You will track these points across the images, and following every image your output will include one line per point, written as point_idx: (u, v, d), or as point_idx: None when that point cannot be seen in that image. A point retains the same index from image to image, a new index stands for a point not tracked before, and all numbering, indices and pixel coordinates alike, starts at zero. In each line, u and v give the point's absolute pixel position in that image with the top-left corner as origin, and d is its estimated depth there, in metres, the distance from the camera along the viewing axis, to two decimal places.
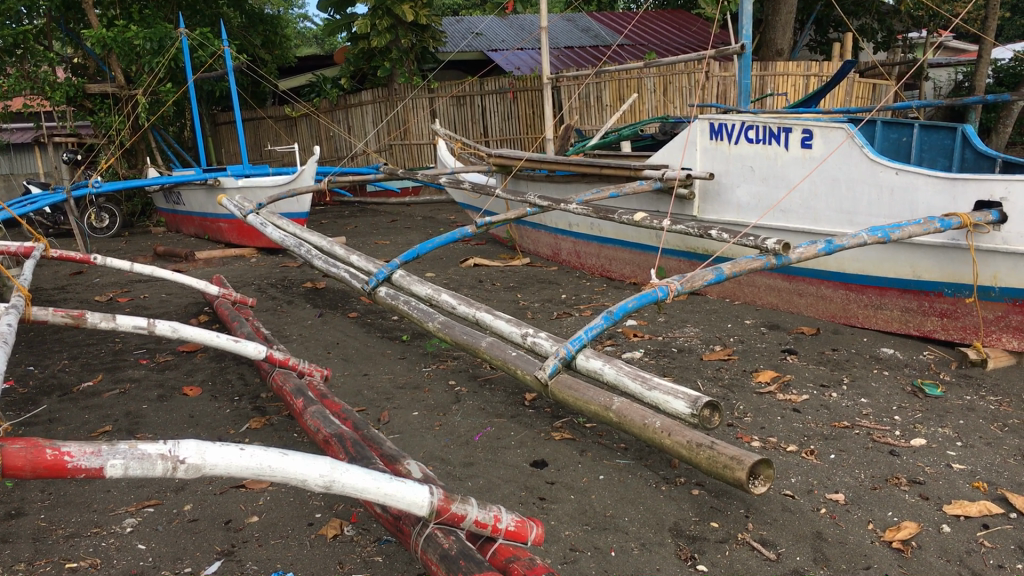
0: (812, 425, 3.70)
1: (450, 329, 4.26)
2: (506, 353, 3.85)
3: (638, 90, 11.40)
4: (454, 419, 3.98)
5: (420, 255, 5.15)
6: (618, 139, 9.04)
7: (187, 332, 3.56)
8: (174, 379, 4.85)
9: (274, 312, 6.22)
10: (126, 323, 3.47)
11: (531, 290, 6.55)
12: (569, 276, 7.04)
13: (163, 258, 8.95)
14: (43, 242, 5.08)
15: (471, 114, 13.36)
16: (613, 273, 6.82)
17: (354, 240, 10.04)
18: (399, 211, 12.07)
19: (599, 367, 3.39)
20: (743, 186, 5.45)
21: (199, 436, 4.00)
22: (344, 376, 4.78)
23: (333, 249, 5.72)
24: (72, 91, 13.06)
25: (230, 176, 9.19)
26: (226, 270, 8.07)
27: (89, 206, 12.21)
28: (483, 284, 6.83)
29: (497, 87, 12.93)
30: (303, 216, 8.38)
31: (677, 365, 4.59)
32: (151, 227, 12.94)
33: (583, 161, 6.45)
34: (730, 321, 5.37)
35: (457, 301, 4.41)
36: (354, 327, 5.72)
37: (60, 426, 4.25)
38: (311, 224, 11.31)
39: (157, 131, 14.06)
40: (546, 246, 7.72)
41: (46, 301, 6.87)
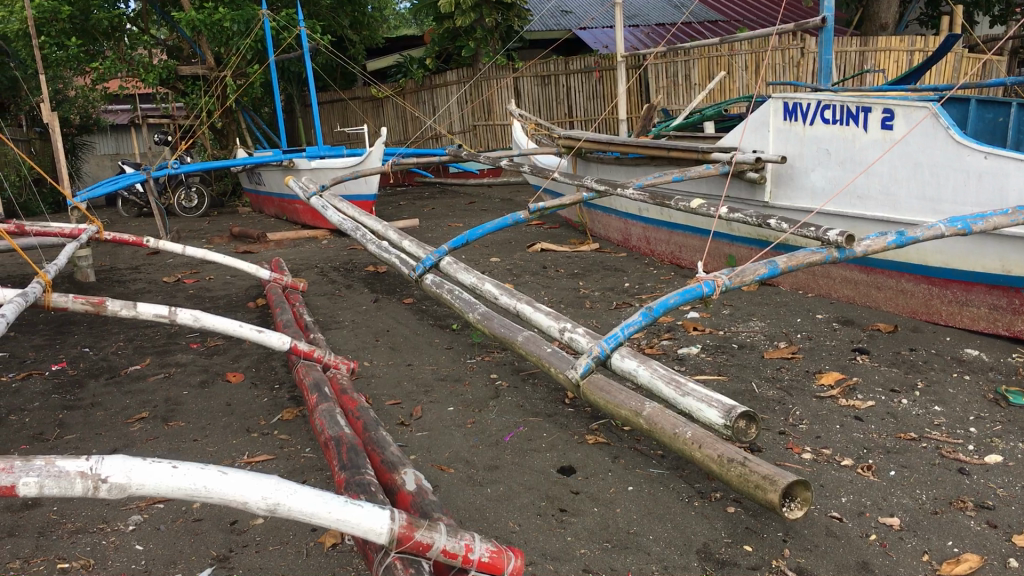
0: (874, 436, 3.36)
1: (489, 321, 4.05)
2: (541, 350, 3.62)
3: (727, 68, 10.90)
4: (487, 418, 3.78)
5: (470, 242, 4.96)
6: (701, 120, 8.64)
7: (210, 321, 3.42)
8: (219, 364, 4.76)
9: (331, 297, 6.11)
10: (146, 311, 3.36)
11: (595, 277, 6.28)
12: (638, 263, 6.75)
13: (238, 239, 8.96)
14: (97, 224, 5.07)
15: (556, 94, 12.83)
16: (683, 261, 6.50)
17: (429, 221, 9.90)
18: (479, 192, 11.89)
19: (634, 368, 3.15)
20: (819, 170, 5.07)
21: (229, 426, 3.89)
22: (387, 367, 4.63)
23: (387, 233, 5.59)
24: (165, 72, 13.27)
25: (305, 157, 9.17)
26: (295, 252, 8.02)
27: (178, 186, 12.42)
28: (548, 269, 6.59)
29: (582, 66, 12.36)
30: (371, 197, 8.31)
31: (735, 363, 4.28)
32: (237, 207, 13.10)
33: (652, 143, 6.15)
34: (801, 315, 5.01)
35: (499, 291, 4.21)
36: (407, 314, 5.57)
37: (98, 411, 4.20)
38: (389, 205, 11.23)
39: (246, 112, 14.22)
40: (616, 231, 7.44)
41: (115, 280, 6.91)
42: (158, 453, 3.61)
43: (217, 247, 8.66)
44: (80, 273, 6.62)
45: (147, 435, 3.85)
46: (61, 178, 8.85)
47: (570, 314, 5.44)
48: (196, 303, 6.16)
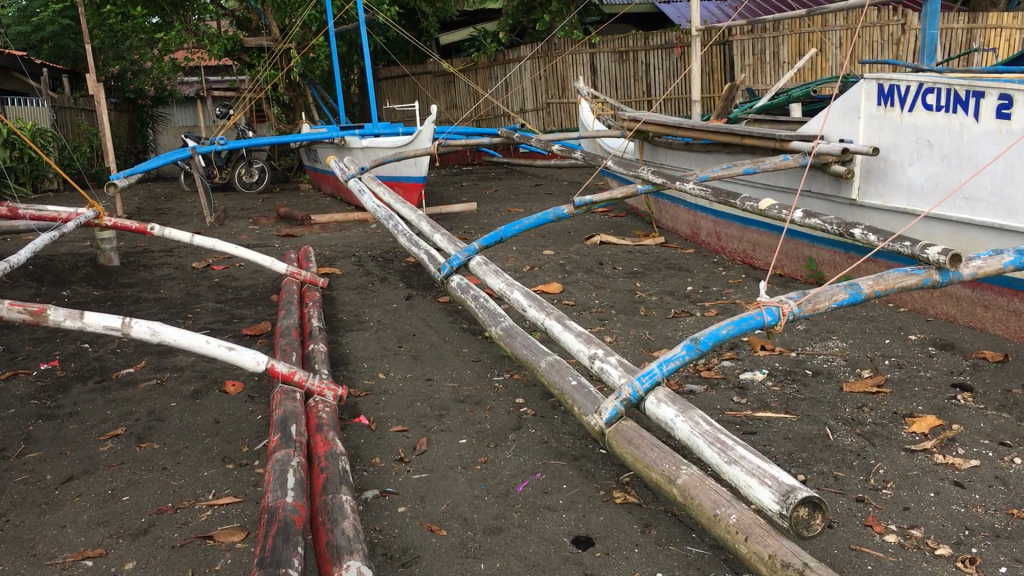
0: (978, 511, 2.65)
1: (512, 338, 3.44)
2: (564, 382, 2.99)
3: (820, 45, 9.94)
4: (502, 456, 3.17)
5: (504, 239, 4.37)
6: (787, 101, 7.78)
7: (170, 335, 2.91)
8: (220, 371, 4.26)
9: (361, 292, 5.57)
10: (95, 323, 2.86)
11: (655, 278, 5.59)
12: (706, 261, 6.04)
13: (285, 221, 8.51)
14: (98, 210, 4.68)
15: (634, 71, 11.93)
16: (757, 261, 5.77)
17: (488, 205, 9.29)
18: (546, 173, 11.22)
19: (671, 419, 2.50)
20: (917, 164, 4.30)
21: (207, 452, 3.37)
22: (403, 381, 4.06)
23: (420, 225, 5.01)
24: (230, 44, 12.83)
25: (358, 135, 8.66)
26: (339, 236, 7.51)
27: (239, 161, 12.05)
28: (603, 266, 5.93)
29: (663, 42, 11.43)
30: (420, 180, 7.76)
31: (808, 397, 3.57)
32: (299, 184, 12.70)
33: (724, 128, 5.43)
34: (889, 335, 4.26)
35: (528, 302, 3.60)
36: (439, 315, 4.99)
37: (73, 424, 3.74)
38: (451, 186, 10.66)
39: (312, 86, 13.81)
40: (684, 223, 6.74)
41: (144, 265, 6.51)
42: (116, 483, 3.12)
43: (262, 228, 8.22)
44: (102, 256, 6.31)
45: (114, 458, 3.37)
46: (106, 154, 8.51)
47: (621, 321, 4.78)
48: (218, 294, 5.70)
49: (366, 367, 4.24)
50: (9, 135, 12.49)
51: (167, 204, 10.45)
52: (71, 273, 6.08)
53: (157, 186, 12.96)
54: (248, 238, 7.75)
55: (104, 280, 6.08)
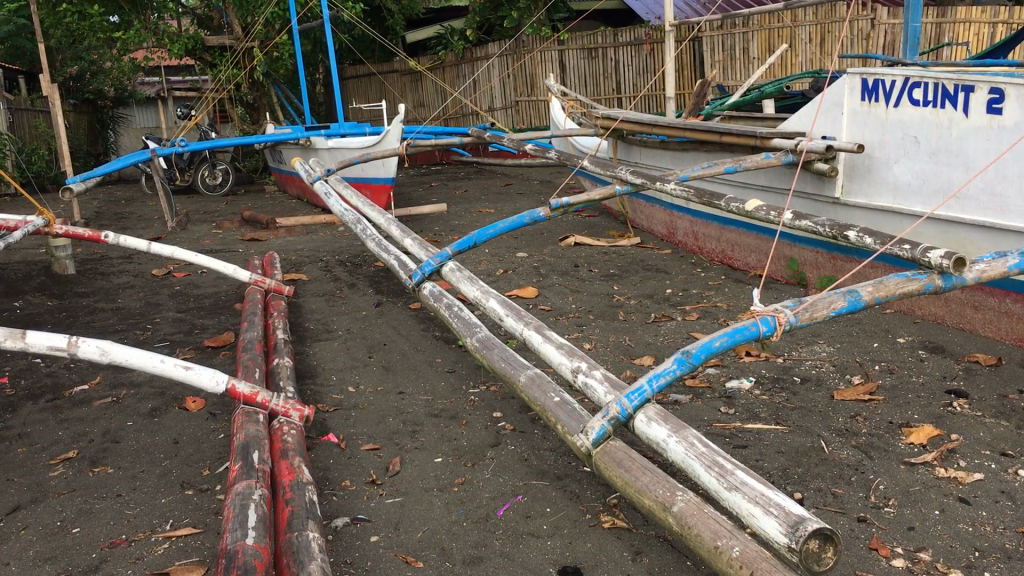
0: (986, 530, 2.50)
1: (489, 350, 3.25)
2: (546, 399, 2.80)
3: (790, 41, 9.81)
4: (480, 476, 2.98)
5: (478, 243, 4.19)
6: (760, 98, 7.64)
7: (121, 355, 2.70)
8: (181, 386, 4.03)
9: (329, 299, 5.36)
10: (38, 343, 2.64)
11: (633, 280, 5.43)
12: (683, 262, 5.89)
13: (250, 224, 8.26)
14: (48, 218, 4.42)
15: (603, 68, 11.75)
16: (735, 261, 5.63)
17: (459, 206, 9.09)
18: (516, 173, 11.02)
19: (663, 439, 2.34)
20: (903, 161, 4.17)
21: (165, 476, 3.16)
22: (374, 395, 3.86)
23: (389, 229, 4.81)
24: (191, 43, 12.51)
25: (323, 135, 8.43)
26: (305, 240, 7.28)
27: (202, 162, 11.75)
28: (579, 269, 5.76)
29: (631, 39, 11.26)
30: (388, 181, 7.55)
31: (798, 407, 3.42)
32: (264, 186, 12.42)
33: (701, 126, 5.29)
34: (877, 338, 4.13)
35: (506, 311, 3.41)
36: (410, 323, 4.79)
37: (21, 447, 3.50)
38: (420, 187, 10.45)
39: (277, 86, 13.53)
40: (660, 223, 6.59)
41: (102, 272, 6.24)
42: (65, 512, 2.90)
43: (226, 232, 7.96)
44: (57, 264, 6.05)
45: (64, 485, 3.14)
46: (61, 156, 8.23)
47: (600, 327, 4.61)
48: (179, 303, 5.46)
49: (335, 380, 4.03)
50: None
51: (127, 208, 10.15)
52: (23, 282, 5.82)
53: (118, 189, 12.63)
54: (211, 243, 7.50)
55: (59, 289, 5.82)
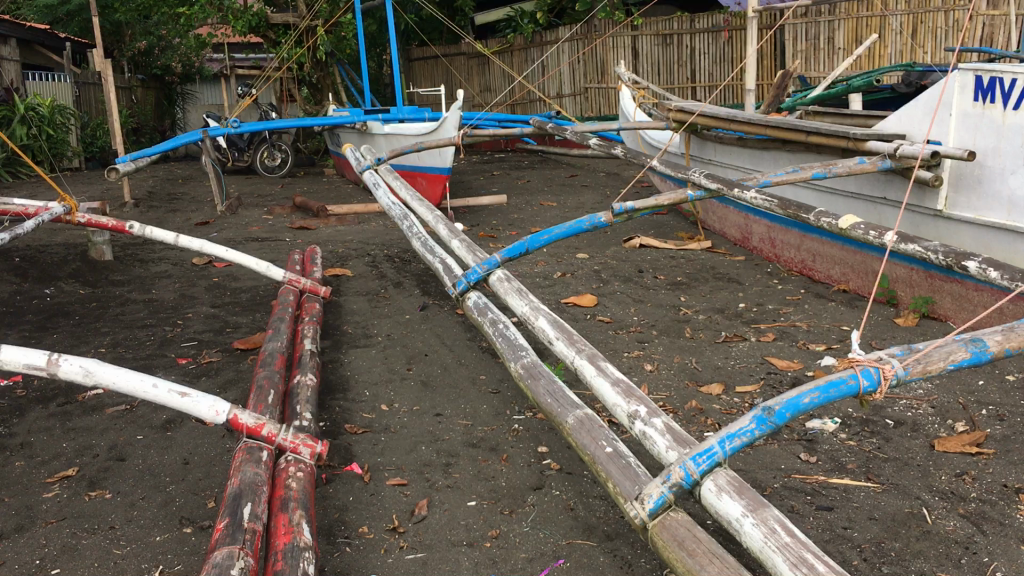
0: None
1: (535, 379, 2.84)
2: (595, 447, 2.38)
3: (880, 31, 9.12)
4: (515, 529, 2.57)
5: (530, 250, 3.79)
6: (847, 92, 7.06)
7: (109, 377, 2.35)
8: None
9: (372, 298, 5.00)
10: (14, 360, 2.30)
11: (702, 290, 4.96)
12: (757, 271, 5.39)
13: (301, 211, 7.96)
14: (72, 205, 4.18)
15: (678, 56, 11.19)
16: (817, 272, 5.11)
17: (520, 197, 8.67)
18: (582, 164, 10.56)
19: (736, 518, 1.90)
20: (1021, 173, 3.63)
21: (167, 506, 2.82)
22: (408, 416, 3.48)
23: (437, 228, 4.43)
24: (256, 20, 12.12)
25: (381, 119, 8.08)
26: (356, 230, 6.95)
27: (262, 143, 11.49)
28: (643, 275, 5.31)
29: (709, 25, 10.68)
30: (444, 171, 7.20)
31: (892, 458, 2.94)
32: (324, 169, 12.16)
33: (785, 124, 4.79)
34: (981, 375, 3.61)
35: (557, 333, 2.99)
36: (456, 331, 4.40)
37: (19, 459, 3.20)
38: (481, 176, 10.06)
39: (341, 66, 13.22)
40: (734, 226, 6.09)
41: (142, 259, 5.98)
42: (48, 547, 2.57)
43: (276, 219, 7.67)
44: (95, 250, 5.81)
45: (56, 510, 2.81)
46: (112, 133, 8.05)
47: (663, 345, 4.16)
48: (215, 297, 5.16)
49: (367, 396, 3.66)
50: (28, 112, 12.08)
51: (182, 188, 9.97)
52: (59, 267, 5.58)
53: (178, 167, 12.50)
54: (259, 229, 7.21)
55: (95, 276, 5.57)
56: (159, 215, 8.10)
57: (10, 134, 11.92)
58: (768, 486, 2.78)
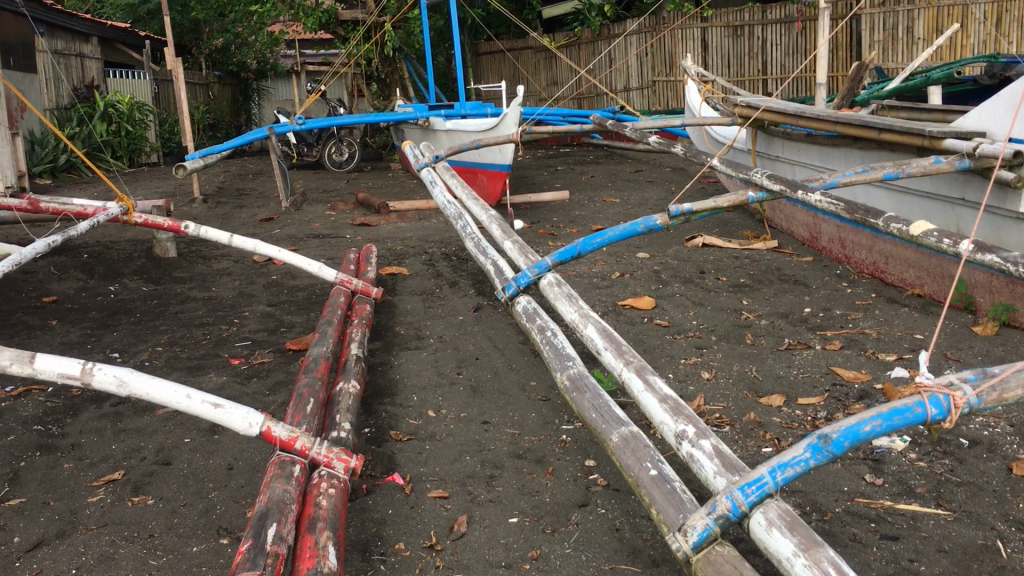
0: None
1: (581, 393, 2.72)
2: (639, 468, 2.26)
3: (961, 20, 8.78)
4: (557, 550, 2.47)
5: (583, 254, 3.68)
6: (925, 84, 6.74)
7: (142, 388, 2.31)
8: (251, 398, 3.66)
9: (427, 298, 4.93)
10: (48, 370, 2.27)
11: (766, 293, 4.77)
12: (826, 273, 5.18)
13: (364, 207, 7.96)
14: (130, 204, 4.17)
15: (749, 47, 10.90)
16: (889, 275, 4.88)
17: (584, 192, 8.53)
18: (649, 158, 10.36)
19: (786, 557, 1.76)
20: None
21: (207, 515, 2.78)
22: (456, 423, 3.39)
23: (490, 229, 4.34)
24: (325, 16, 12.16)
25: (444, 115, 8.02)
26: (416, 227, 6.90)
27: (329, 138, 11.55)
28: (706, 277, 5.14)
29: (782, 15, 10.40)
30: (504, 168, 7.13)
31: (964, 482, 2.75)
32: (390, 164, 12.18)
33: (856, 121, 4.57)
34: None
35: (605, 343, 2.87)
36: (509, 334, 4.30)
37: (69, 461, 3.20)
38: (545, 171, 9.95)
39: (409, 61, 13.22)
40: (803, 225, 5.86)
41: (205, 256, 6.02)
42: (86, 556, 2.55)
43: (339, 215, 7.68)
44: (159, 247, 5.86)
45: (98, 517, 2.80)
46: (181, 130, 8.15)
47: (723, 351, 4.00)
48: (272, 295, 5.16)
49: (415, 402, 3.59)
50: (108, 109, 12.36)
51: (250, 183, 10.08)
52: (123, 264, 5.64)
53: (249, 162, 12.66)
54: (321, 226, 7.21)
55: (157, 273, 5.62)
56: (226, 210, 8.18)
57: (89, 130, 12.20)
58: (828, 510, 2.63)
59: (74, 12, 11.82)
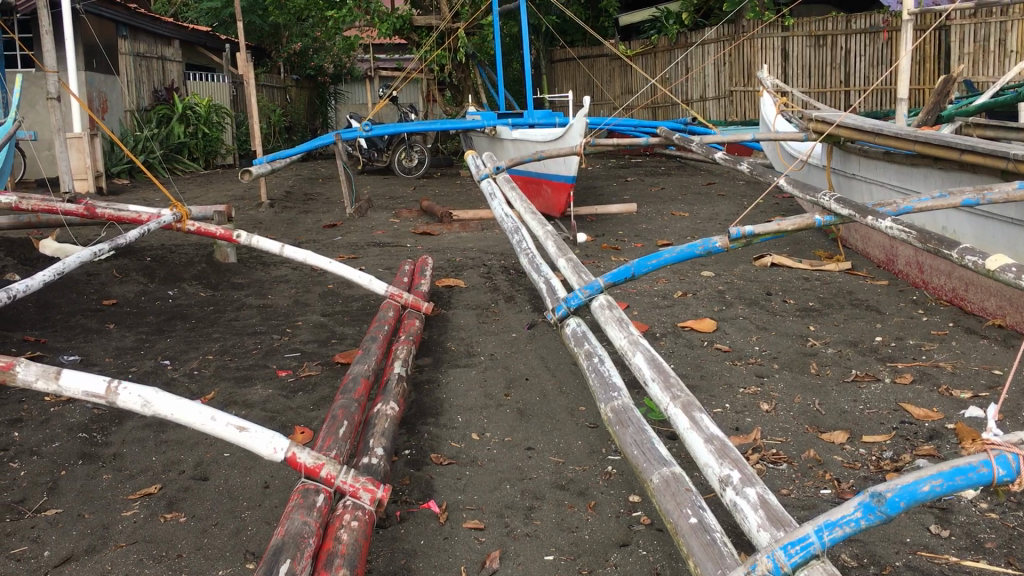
0: None
1: (624, 426, 2.58)
2: (678, 514, 2.11)
3: None
4: None
5: (637, 276, 3.55)
6: (1016, 100, 6.40)
7: (167, 408, 2.25)
8: (293, 413, 3.59)
9: (481, 313, 4.83)
10: (73, 388, 2.23)
11: (835, 319, 4.55)
12: (901, 299, 4.92)
13: (428, 215, 7.91)
14: (183, 211, 4.22)
15: (831, 58, 10.58)
16: (968, 303, 4.61)
17: (653, 205, 8.35)
18: (722, 171, 10.12)
19: None
20: None
21: (237, 536, 2.72)
22: (499, 448, 3.28)
23: (545, 244, 4.23)
24: (400, 23, 12.20)
25: (510, 123, 7.94)
26: (478, 238, 6.81)
27: (400, 144, 11.56)
28: (772, 299, 4.93)
29: (867, 26, 10.08)
30: (568, 180, 6.97)
31: None
32: (459, 171, 12.14)
33: (936, 140, 4.34)
34: None
35: (652, 374, 2.73)
36: (562, 354, 4.17)
37: (108, 471, 3.17)
38: (614, 182, 9.79)
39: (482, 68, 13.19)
40: (878, 247, 5.60)
41: (265, 262, 6.03)
42: None
43: (402, 223, 7.65)
44: (220, 252, 5.89)
45: (128, 533, 2.76)
46: (250, 134, 8.23)
47: (785, 381, 3.81)
48: (327, 304, 5.12)
49: (460, 423, 3.49)
50: (186, 111, 12.57)
51: (319, 188, 10.13)
52: (184, 269, 5.68)
53: (321, 166, 12.77)
54: (383, 234, 7.18)
55: (216, 278, 5.64)
56: (291, 215, 8.22)
57: (168, 133, 12.46)
58: (888, 563, 2.43)
59: (157, 16, 12.07)
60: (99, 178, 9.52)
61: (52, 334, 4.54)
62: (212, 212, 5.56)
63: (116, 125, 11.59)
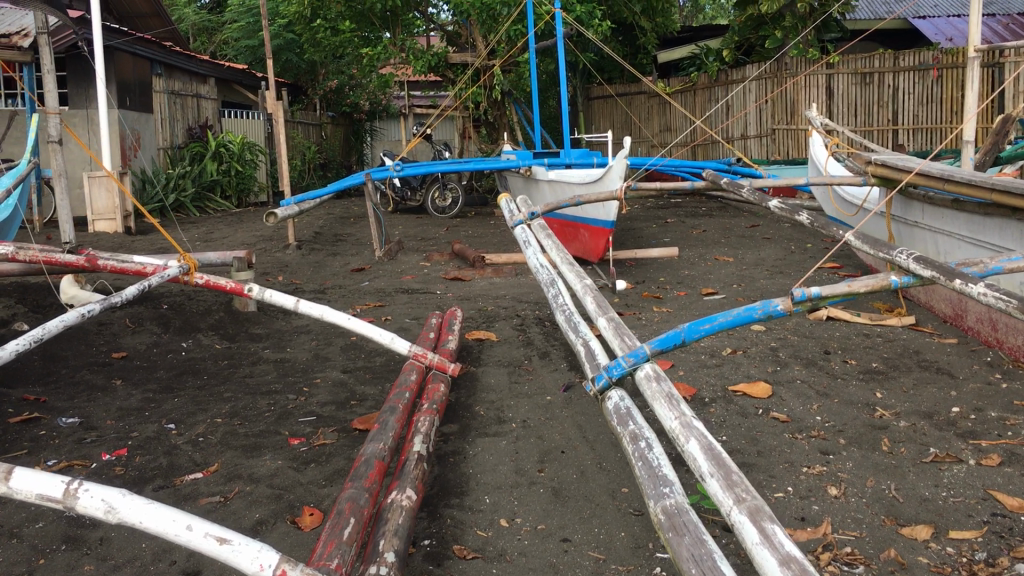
0: None
1: (679, 536, 2.16)
2: None
3: None
4: None
5: (688, 342, 3.17)
6: None
7: (135, 515, 1.89)
8: (302, 490, 3.23)
9: (513, 371, 4.46)
10: (26, 490, 1.89)
11: (904, 384, 4.12)
12: (976, 360, 4.47)
13: (460, 258, 7.58)
14: (192, 263, 3.94)
15: (878, 96, 10.15)
16: None
17: (696, 249, 7.94)
18: (765, 212, 9.71)
19: None
20: None
21: None
22: (531, 538, 2.88)
23: (583, 300, 3.85)
24: (435, 60, 11.98)
25: (546, 164, 7.60)
26: (511, 285, 6.45)
27: (433, 183, 11.28)
28: (832, 359, 4.50)
29: (916, 62, 9.67)
30: (607, 225, 6.58)
31: None
32: (494, 210, 11.83)
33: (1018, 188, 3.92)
34: None
35: (710, 467, 2.31)
36: (602, 423, 3.77)
37: (91, 561, 2.82)
38: (653, 223, 9.41)
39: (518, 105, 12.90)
40: (944, 300, 5.16)
41: (286, 311, 5.70)
42: None
43: (433, 267, 7.32)
44: (239, 301, 5.57)
45: None
46: (278, 175, 7.97)
47: (855, 460, 3.38)
48: (348, 359, 4.78)
49: (487, 505, 3.10)
50: (219, 148, 12.38)
51: (350, 228, 9.86)
52: (200, 318, 5.37)
53: (354, 205, 12.53)
54: (412, 280, 6.85)
55: (233, 329, 5.33)
56: (319, 257, 7.93)
57: (200, 170, 12.30)
58: None
59: (191, 54, 11.96)
60: (127, 218, 9.34)
61: (53, 392, 4.23)
62: (231, 259, 5.25)
63: (148, 163, 11.44)
